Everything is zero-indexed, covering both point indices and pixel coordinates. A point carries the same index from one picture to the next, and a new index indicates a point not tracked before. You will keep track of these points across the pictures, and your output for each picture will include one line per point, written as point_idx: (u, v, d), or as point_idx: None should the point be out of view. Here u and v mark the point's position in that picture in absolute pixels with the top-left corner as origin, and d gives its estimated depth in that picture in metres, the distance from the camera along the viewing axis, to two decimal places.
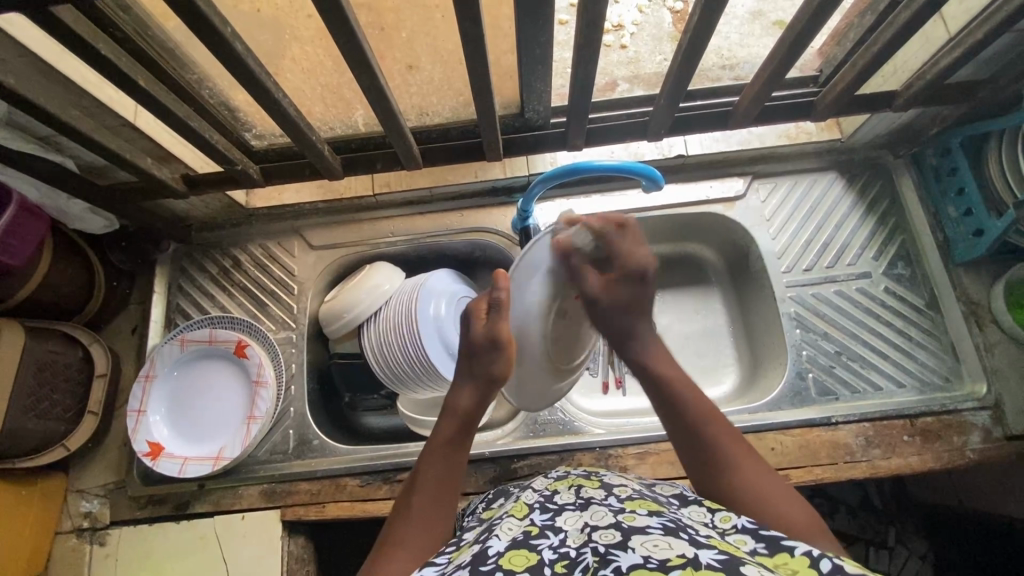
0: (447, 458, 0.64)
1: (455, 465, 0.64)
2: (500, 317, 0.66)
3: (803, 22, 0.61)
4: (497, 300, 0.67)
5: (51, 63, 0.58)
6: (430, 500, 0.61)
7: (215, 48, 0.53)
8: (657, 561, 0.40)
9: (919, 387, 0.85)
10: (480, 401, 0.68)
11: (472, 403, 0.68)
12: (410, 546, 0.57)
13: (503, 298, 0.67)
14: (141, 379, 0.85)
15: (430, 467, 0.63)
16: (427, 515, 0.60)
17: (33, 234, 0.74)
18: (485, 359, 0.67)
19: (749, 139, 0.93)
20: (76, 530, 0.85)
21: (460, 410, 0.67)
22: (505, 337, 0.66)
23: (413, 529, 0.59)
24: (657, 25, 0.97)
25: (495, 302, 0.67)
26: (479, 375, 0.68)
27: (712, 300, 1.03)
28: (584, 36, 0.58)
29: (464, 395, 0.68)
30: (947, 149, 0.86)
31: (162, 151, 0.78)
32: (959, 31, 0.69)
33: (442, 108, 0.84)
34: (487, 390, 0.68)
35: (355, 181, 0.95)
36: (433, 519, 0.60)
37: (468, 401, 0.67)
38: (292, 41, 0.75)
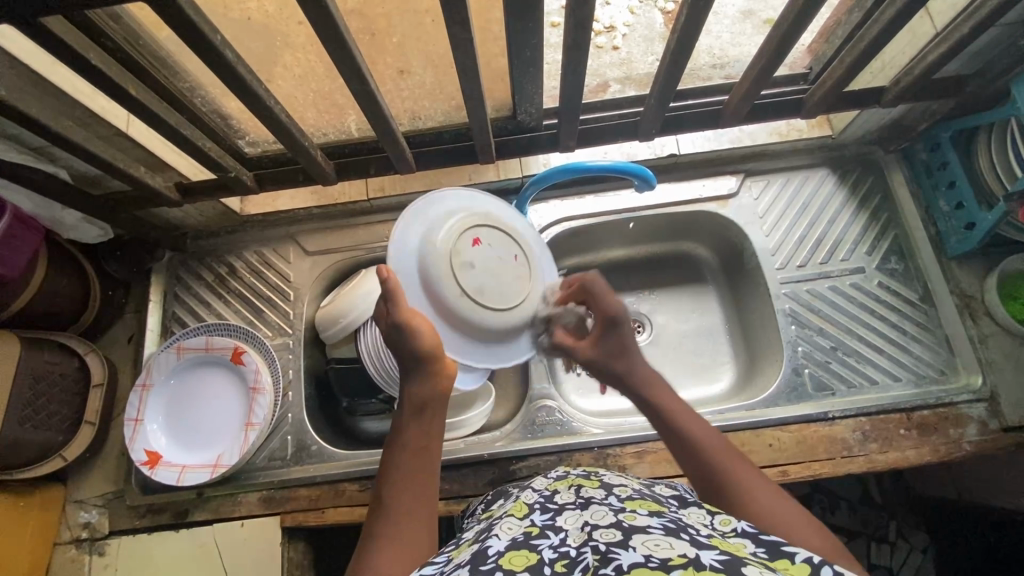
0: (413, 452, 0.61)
1: (422, 454, 0.61)
2: (396, 305, 0.63)
3: (789, 20, 0.61)
4: (387, 291, 0.63)
5: (41, 73, 0.59)
6: (405, 490, 0.58)
7: (207, 56, 0.53)
8: (658, 560, 0.40)
9: (915, 380, 0.85)
10: (431, 386, 0.64)
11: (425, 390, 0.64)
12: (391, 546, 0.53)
13: (393, 286, 0.63)
14: (138, 388, 0.85)
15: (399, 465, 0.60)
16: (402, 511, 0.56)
17: (29, 244, 0.75)
18: (401, 345, 0.63)
19: (740, 137, 0.94)
20: (76, 541, 0.85)
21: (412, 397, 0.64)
22: (409, 319, 0.63)
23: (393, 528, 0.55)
24: (648, 26, 0.97)
25: (388, 293, 0.63)
26: (404, 357, 0.64)
27: (708, 297, 1.03)
28: (573, 38, 0.58)
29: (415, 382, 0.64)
30: (938, 143, 0.86)
31: (155, 159, 0.78)
32: (945, 26, 0.70)
33: (434, 112, 0.84)
34: (427, 370, 0.64)
35: (349, 188, 0.97)
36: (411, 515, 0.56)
37: (420, 388, 0.64)
38: (283, 49, 0.74)
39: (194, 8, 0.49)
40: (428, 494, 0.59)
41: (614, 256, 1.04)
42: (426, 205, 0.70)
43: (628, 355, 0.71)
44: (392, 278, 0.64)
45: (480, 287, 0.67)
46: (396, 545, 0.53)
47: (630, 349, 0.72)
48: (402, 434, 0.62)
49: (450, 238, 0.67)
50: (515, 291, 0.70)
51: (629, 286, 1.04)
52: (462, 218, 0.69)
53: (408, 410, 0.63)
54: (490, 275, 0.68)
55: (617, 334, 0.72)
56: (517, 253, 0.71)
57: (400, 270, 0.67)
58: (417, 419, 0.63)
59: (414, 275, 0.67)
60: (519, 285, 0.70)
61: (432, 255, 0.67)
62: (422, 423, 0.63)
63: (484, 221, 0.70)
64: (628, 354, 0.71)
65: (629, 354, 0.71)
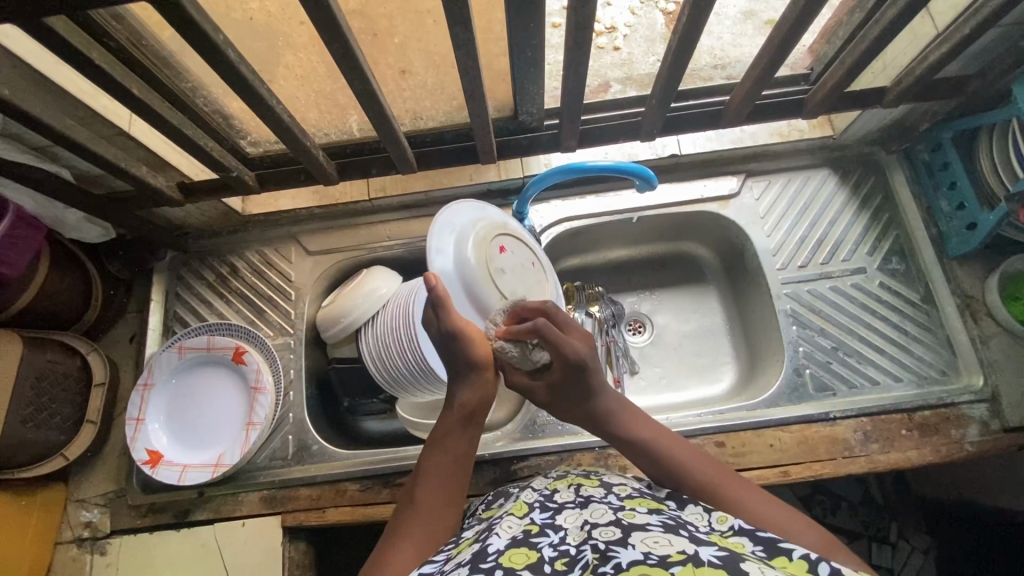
0: (452, 454, 0.63)
1: (460, 458, 0.63)
2: (447, 313, 0.63)
3: (791, 20, 0.61)
4: (438, 297, 0.63)
5: (44, 72, 0.59)
6: (437, 492, 0.60)
7: (209, 55, 0.53)
8: (657, 557, 0.40)
9: (917, 381, 0.85)
10: (484, 395, 0.65)
11: (476, 398, 0.65)
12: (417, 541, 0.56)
13: (443, 294, 0.63)
14: (139, 387, 0.86)
15: (438, 465, 0.62)
16: (433, 510, 0.59)
17: (31, 243, 0.75)
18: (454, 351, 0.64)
19: (741, 137, 0.94)
20: (77, 540, 0.85)
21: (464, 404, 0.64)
22: (461, 325, 0.64)
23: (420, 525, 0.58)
24: (650, 27, 0.97)
25: (436, 301, 0.63)
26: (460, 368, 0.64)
27: (709, 297, 1.03)
28: (575, 38, 0.59)
29: (469, 389, 0.64)
30: (938, 144, 0.86)
31: (157, 159, 0.78)
32: (946, 27, 0.70)
33: (436, 112, 0.85)
34: (483, 379, 0.64)
35: (350, 188, 0.96)
36: (438, 515, 0.59)
37: (471, 396, 0.64)
38: (285, 49, 0.73)
39: (196, 7, 0.49)
40: (455, 499, 0.61)
41: (614, 257, 1.04)
42: (455, 213, 0.73)
43: (595, 396, 0.65)
44: (438, 285, 0.64)
45: (512, 291, 0.72)
46: (418, 547, 0.56)
47: (596, 388, 0.65)
48: (444, 437, 0.63)
49: (482, 246, 0.72)
50: (537, 294, 0.75)
51: (630, 287, 1.05)
52: (486, 228, 0.74)
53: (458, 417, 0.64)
54: (517, 280, 0.74)
55: (584, 379, 0.64)
56: (532, 259, 0.78)
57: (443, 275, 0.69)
58: (463, 424, 0.64)
59: (456, 281, 0.69)
60: (541, 288, 0.76)
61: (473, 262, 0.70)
62: (466, 429, 0.64)
63: (505, 231, 0.76)
64: (596, 396, 0.65)
65: (594, 396, 0.65)
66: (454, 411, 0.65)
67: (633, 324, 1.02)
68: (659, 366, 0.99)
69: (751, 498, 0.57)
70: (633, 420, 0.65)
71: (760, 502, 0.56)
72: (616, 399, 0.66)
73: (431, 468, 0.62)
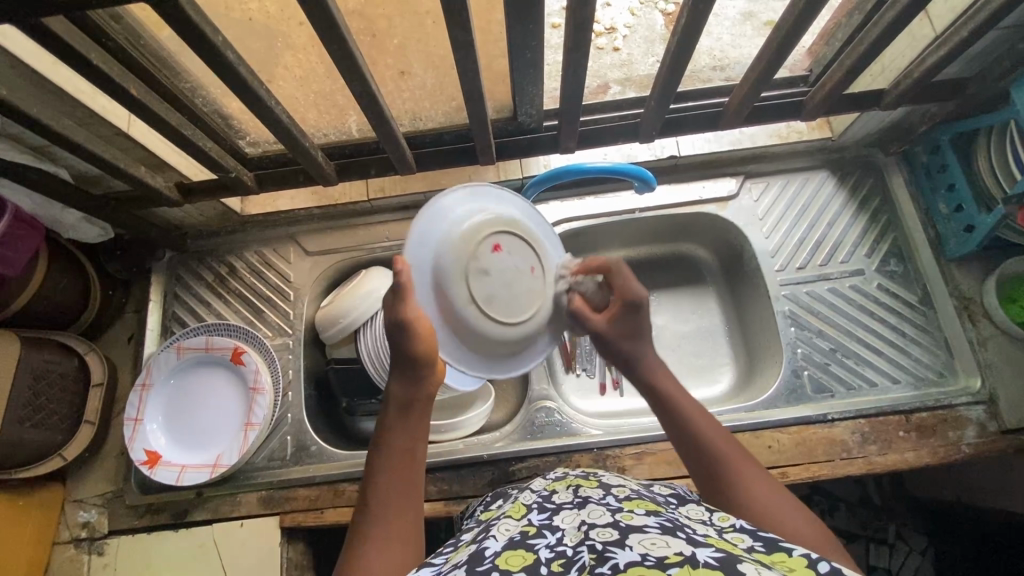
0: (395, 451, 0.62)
1: (405, 452, 0.62)
2: (403, 302, 0.61)
3: (791, 22, 0.61)
4: (400, 285, 0.60)
5: (42, 72, 0.59)
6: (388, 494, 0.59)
7: (206, 56, 0.53)
8: (654, 558, 0.40)
9: (914, 382, 0.86)
10: (416, 385, 0.65)
11: (407, 390, 0.64)
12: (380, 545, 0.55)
13: (406, 281, 0.60)
14: (137, 388, 0.85)
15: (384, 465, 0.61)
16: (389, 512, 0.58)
17: (29, 243, 0.75)
18: (400, 343, 0.62)
19: (740, 139, 0.94)
20: (75, 540, 0.85)
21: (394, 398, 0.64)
22: (413, 318, 0.61)
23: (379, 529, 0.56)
24: (649, 27, 0.97)
25: (398, 287, 0.61)
26: (399, 358, 0.64)
27: (708, 298, 1.03)
28: (574, 39, 0.59)
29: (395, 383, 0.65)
30: (937, 146, 0.86)
31: (156, 159, 0.78)
32: (945, 29, 0.70)
33: (434, 113, 0.84)
34: (413, 371, 0.64)
35: (349, 188, 0.97)
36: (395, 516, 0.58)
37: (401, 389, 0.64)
38: (284, 51, 0.75)
39: (194, 8, 0.49)
40: (410, 496, 0.60)
41: None
42: (453, 197, 0.66)
43: (638, 339, 0.71)
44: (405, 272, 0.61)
45: (493, 296, 0.64)
46: (381, 551, 0.54)
47: (643, 333, 0.72)
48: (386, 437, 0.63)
49: (468, 243, 0.63)
50: (524, 304, 0.67)
51: None
52: (481, 220, 0.65)
53: (395, 410, 0.64)
54: (503, 285, 0.65)
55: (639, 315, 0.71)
56: (534, 264, 0.68)
57: (417, 264, 0.63)
58: (402, 419, 0.64)
59: (428, 273, 0.63)
60: (532, 297, 0.67)
61: (453, 255, 0.62)
62: (408, 421, 0.64)
63: (510, 227, 0.66)
64: (641, 337, 0.71)
65: (639, 338, 0.71)
66: (390, 408, 0.65)
67: None
68: None
69: (759, 477, 0.58)
70: (666, 381, 0.68)
71: (772, 492, 0.56)
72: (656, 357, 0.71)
73: (379, 470, 0.61)
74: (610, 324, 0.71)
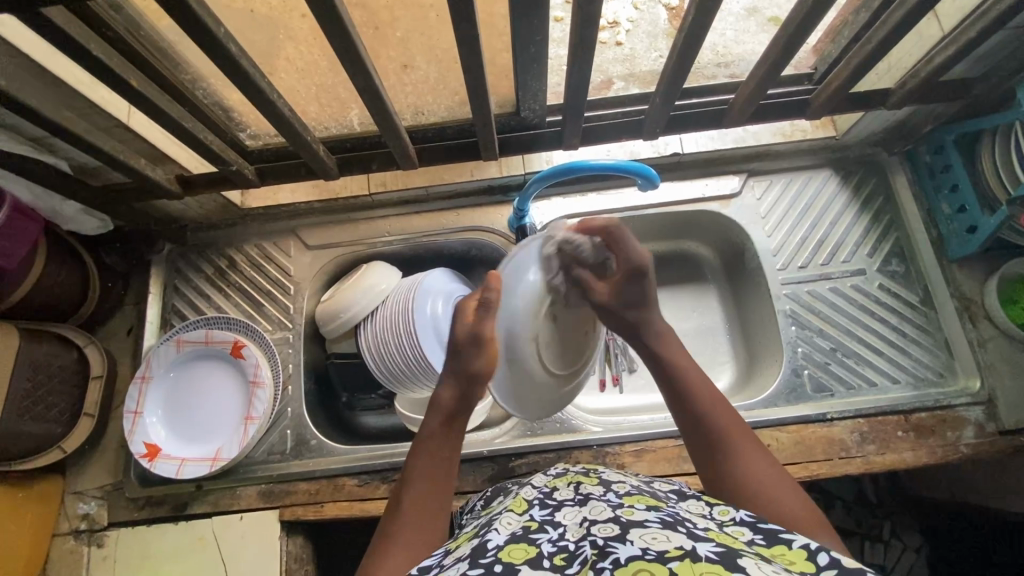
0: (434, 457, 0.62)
1: (443, 460, 0.63)
2: (486, 316, 0.66)
3: (797, 20, 0.61)
4: (489, 300, 0.66)
5: (42, 62, 0.58)
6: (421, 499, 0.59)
7: (208, 47, 0.53)
8: (655, 553, 0.40)
9: (914, 382, 0.86)
10: (464, 399, 0.66)
11: (456, 400, 0.66)
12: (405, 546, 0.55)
13: (493, 300, 0.66)
14: (137, 380, 0.85)
15: (421, 467, 0.61)
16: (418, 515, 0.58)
17: (28, 234, 0.74)
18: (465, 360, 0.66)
19: (744, 137, 0.93)
20: (74, 532, 0.85)
21: (442, 406, 0.65)
22: (487, 336, 0.66)
23: (406, 530, 0.57)
24: (653, 22, 0.96)
25: (486, 303, 0.66)
26: (456, 372, 0.66)
27: (708, 297, 1.03)
28: (579, 34, 0.58)
29: (446, 389, 0.66)
30: (941, 145, 0.86)
31: (156, 151, 0.77)
32: (953, 28, 0.70)
33: (437, 107, 0.84)
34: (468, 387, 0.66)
35: (351, 182, 0.96)
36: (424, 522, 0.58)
37: (451, 398, 0.65)
38: (286, 42, 0.73)
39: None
40: (440, 505, 0.60)
41: None
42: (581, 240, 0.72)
43: (645, 309, 0.71)
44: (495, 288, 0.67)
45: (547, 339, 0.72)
46: (407, 554, 0.55)
47: (651, 302, 0.72)
48: (426, 443, 0.63)
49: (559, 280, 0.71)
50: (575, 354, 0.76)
51: None
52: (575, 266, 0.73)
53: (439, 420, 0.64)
54: (565, 330, 0.74)
55: (643, 283, 0.70)
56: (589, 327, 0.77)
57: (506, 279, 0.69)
58: (445, 429, 0.64)
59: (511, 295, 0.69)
60: (579, 351, 0.76)
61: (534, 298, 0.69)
62: (449, 433, 0.64)
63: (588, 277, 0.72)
64: (648, 307, 0.71)
65: (648, 306, 0.71)
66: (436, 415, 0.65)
67: None
68: None
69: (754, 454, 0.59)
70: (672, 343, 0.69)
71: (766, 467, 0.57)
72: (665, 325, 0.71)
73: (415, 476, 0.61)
74: (612, 290, 0.71)
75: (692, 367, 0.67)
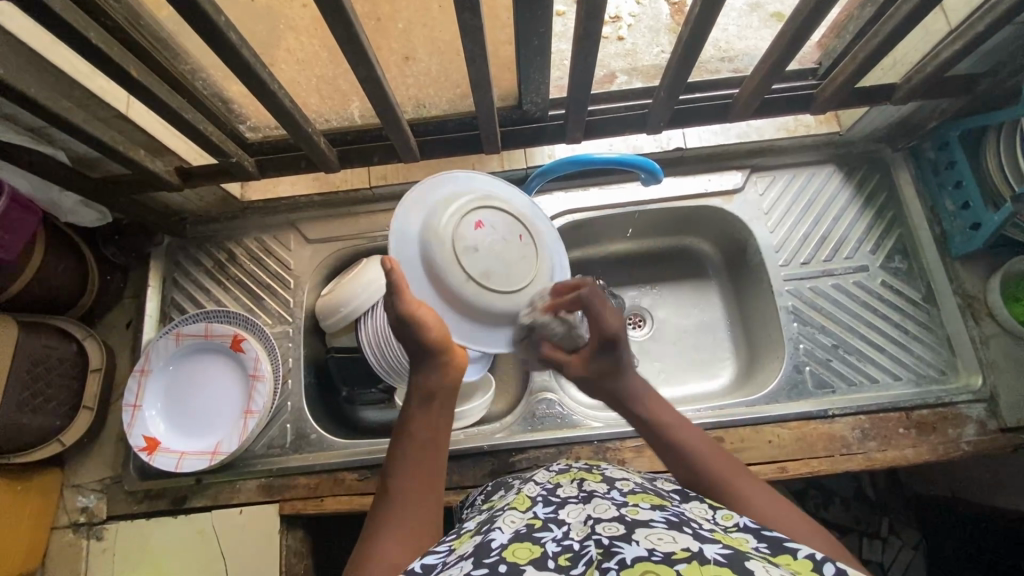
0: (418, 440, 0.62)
1: (429, 440, 0.62)
2: (399, 296, 0.61)
3: (803, 14, 0.60)
4: (393, 283, 0.61)
5: (40, 51, 0.57)
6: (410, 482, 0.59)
7: (209, 37, 0.52)
8: (661, 554, 0.40)
9: (915, 379, 0.86)
10: (441, 374, 0.64)
11: (434, 378, 0.64)
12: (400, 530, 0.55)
13: (397, 278, 0.61)
14: (136, 373, 0.85)
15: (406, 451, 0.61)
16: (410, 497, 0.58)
17: (27, 226, 0.74)
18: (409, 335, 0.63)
19: (748, 131, 0.94)
20: (74, 525, 0.84)
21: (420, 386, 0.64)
22: (412, 312, 0.62)
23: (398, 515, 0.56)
24: (654, 17, 0.95)
25: (392, 285, 0.61)
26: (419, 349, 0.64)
27: (709, 293, 1.03)
28: (584, 27, 0.57)
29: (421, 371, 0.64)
30: (945, 142, 0.86)
31: (155, 143, 0.76)
32: (960, 23, 0.69)
33: (438, 100, 0.82)
34: (439, 361, 0.64)
35: (351, 175, 0.97)
36: (417, 506, 0.57)
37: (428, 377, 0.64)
38: (286, 32, 0.72)
39: None
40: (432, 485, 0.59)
41: (616, 250, 1.03)
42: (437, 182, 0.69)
43: (619, 375, 0.71)
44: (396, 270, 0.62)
45: (484, 271, 0.67)
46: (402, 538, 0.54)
47: (626, 365, 0.72)
48: (408, 424, 0.63)
49: (453, 219, 0.66)
50: (524, 272, 0.69)
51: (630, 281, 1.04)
52: (467, 198, 0.68)
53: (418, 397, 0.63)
54: (496, 257, 0.67)
55: (615, 352, 0.71)
56: (521, 233, 0.70)
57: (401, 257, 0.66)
58: (426, 407, 0.63)
59: (418, 263, 0.66)
60: (527, 264, 0.69)
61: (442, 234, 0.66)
62: (433, 412, 0.63)
63: (492, 203, 0.69)
64: (622, 374, 0.71)
65: (621, 372, 0.71)
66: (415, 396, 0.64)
67: (633, 317, 1.01)
68: (659, 361, 0.98)
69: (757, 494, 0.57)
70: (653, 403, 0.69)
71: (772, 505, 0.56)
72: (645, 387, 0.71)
73: (402, 461, 0.60)
74: (583, 366, 0.73)
75: (679, 424, 0.66)
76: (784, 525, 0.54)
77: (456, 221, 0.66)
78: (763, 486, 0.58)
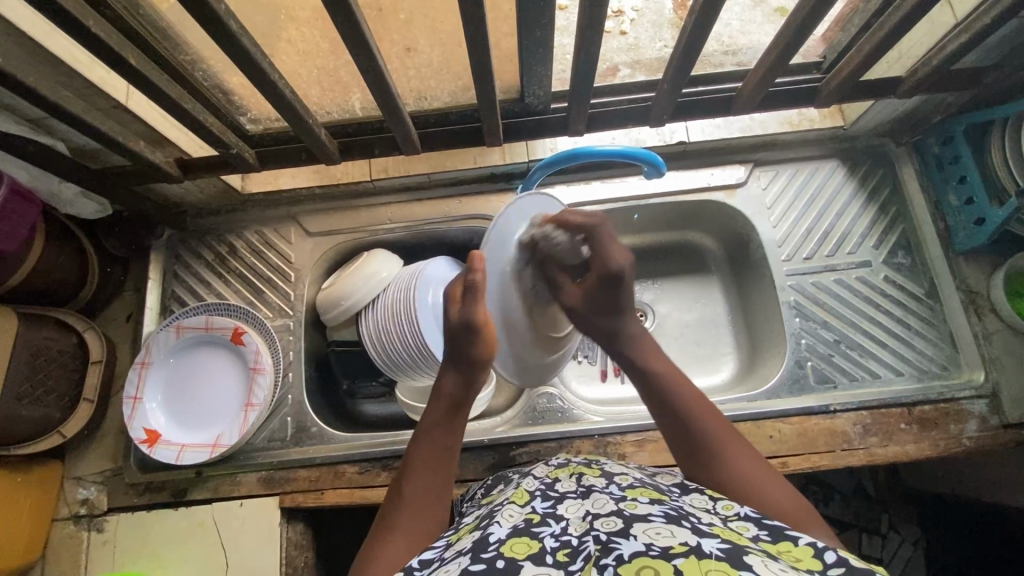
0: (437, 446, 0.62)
1: (448, 448, 0.63)
2: (476, 300, 0.63)
3: (808, 6, 0.59)
4: (474, 283, 0.63)
5: (39, 40, 0.57)
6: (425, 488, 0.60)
7: (209, 25, 0.51)
8: (659, 549, 0.40)
9: (918, 375, 0.85)
10: (468, 385, 0.65)
11: (460, 388, 0.65)
12: (409, 533, 0.56)
13: (479, 280, 0.63)
14: (137, 365, 0.85)
15: (424, 455, 0.62)
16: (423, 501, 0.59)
17: (27, 217, 0.74)
18: (464, 345, 0.64)
19: (751, 126, 0.92)
20: (74, 517, 0.84)
21: (445, 394, 0.65)
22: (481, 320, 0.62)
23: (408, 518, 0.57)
24: (657, 12, 0.94)
25: (471, 285, 0.63)
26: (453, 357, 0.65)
27: (711, 288, 1.02)
28: (587, 18, 0.57)
29: (448, 380, 0.65)
30: (950, 136, 0.85)
31: (155, 134, 0.76)
32: (966, 15, 0.68)
33: (439, 92, 0.82)
34: (469, 373, 0.65)
35: (351, 167, 0.94)
36: (427, 510, 0.58)
37: (455, 386, 0.65)
38: (287, 23, 0.73)
39: None
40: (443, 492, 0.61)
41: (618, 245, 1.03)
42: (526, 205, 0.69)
43: (619, 315, 0.70)
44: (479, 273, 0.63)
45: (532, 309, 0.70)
46: (409, 542, 0.55)
47: (623, 310, 0.71)
48: (430, 428, 0.63)
49: (527, 255, 0.69)
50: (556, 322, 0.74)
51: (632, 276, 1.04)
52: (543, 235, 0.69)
53: (444, 407, 0.64)
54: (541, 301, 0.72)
55: (615, 290, 0.69)
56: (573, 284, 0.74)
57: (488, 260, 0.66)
58: (449, 416, 0.64)
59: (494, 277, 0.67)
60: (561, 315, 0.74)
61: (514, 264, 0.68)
62: (454, 421, 0.64)
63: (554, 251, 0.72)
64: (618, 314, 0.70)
65: (619, 314, 0.70)
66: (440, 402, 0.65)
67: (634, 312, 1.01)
68: None
69: (738, 454, 0.59)
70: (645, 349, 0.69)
71: (752, 466, 0.58)
72: (640, 331, 0.71)
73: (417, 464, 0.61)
74: (582, 296, 0.70)
75: (667, 368, 0.67)
76: (755, 490, 0.56)
77: (529, 252, 0.69)
78: (745, 447, 0.60)
